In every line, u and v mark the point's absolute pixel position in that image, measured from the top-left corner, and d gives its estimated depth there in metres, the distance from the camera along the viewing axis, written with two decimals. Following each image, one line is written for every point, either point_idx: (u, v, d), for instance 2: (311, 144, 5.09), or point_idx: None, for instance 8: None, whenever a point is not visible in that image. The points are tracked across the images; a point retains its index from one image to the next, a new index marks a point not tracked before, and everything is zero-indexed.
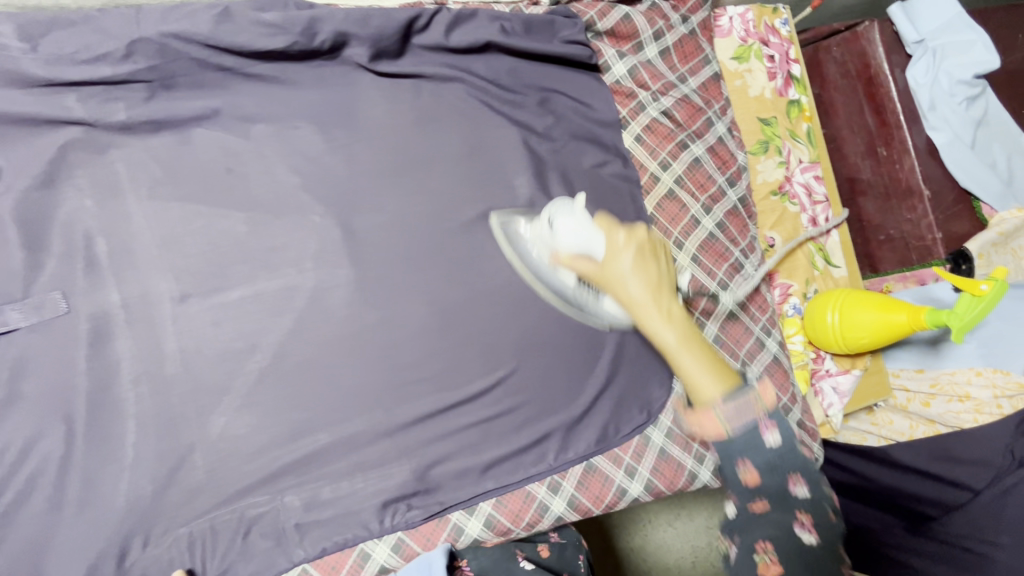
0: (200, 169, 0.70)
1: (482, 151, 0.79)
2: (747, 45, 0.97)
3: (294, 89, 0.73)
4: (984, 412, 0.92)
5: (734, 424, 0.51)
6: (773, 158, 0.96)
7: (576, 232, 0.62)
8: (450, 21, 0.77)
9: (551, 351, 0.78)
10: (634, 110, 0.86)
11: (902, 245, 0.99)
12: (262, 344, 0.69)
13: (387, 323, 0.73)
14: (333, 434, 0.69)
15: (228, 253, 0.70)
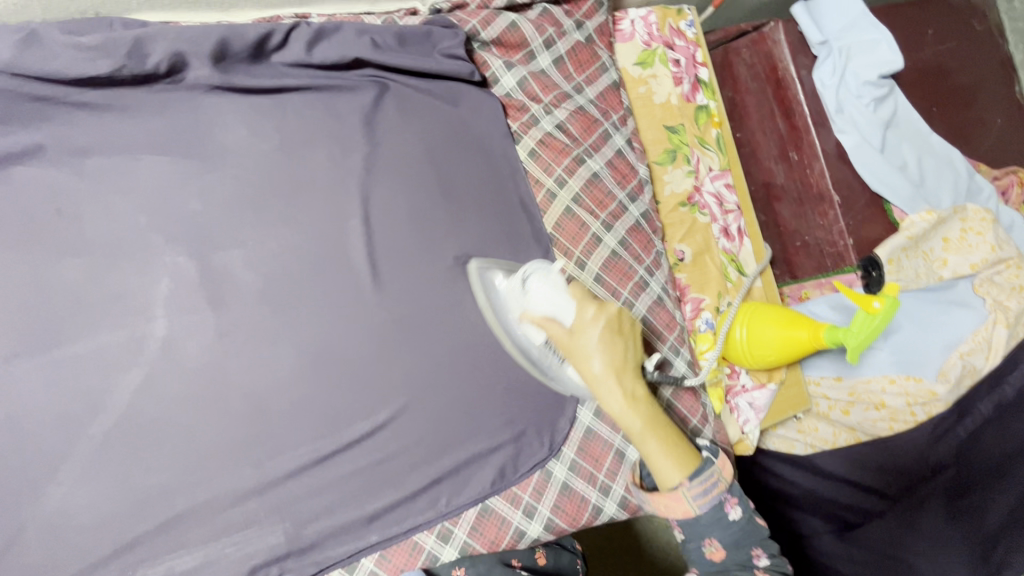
0: (23, 213, 0.62)
1: (356, 176, 0.73)
2: (651, 49, 0.93)
3: (132, 118, 0.66)
4: (898, 420, 0.91)
5: (699, 505, 0.60)
6: (680, 167, 0.92)
7: (553, 299, 0.61)
8: (311, 36, 0.71)
9: (440, 389, 0.72)
10: (526, 123, 0.82)
11: (817, 251, 0.96)
12: (105, 404, 0.63)
13: (253, 370, 0.67)
14: (192, 498, 0.63)
15: (61, 305, 0.63)
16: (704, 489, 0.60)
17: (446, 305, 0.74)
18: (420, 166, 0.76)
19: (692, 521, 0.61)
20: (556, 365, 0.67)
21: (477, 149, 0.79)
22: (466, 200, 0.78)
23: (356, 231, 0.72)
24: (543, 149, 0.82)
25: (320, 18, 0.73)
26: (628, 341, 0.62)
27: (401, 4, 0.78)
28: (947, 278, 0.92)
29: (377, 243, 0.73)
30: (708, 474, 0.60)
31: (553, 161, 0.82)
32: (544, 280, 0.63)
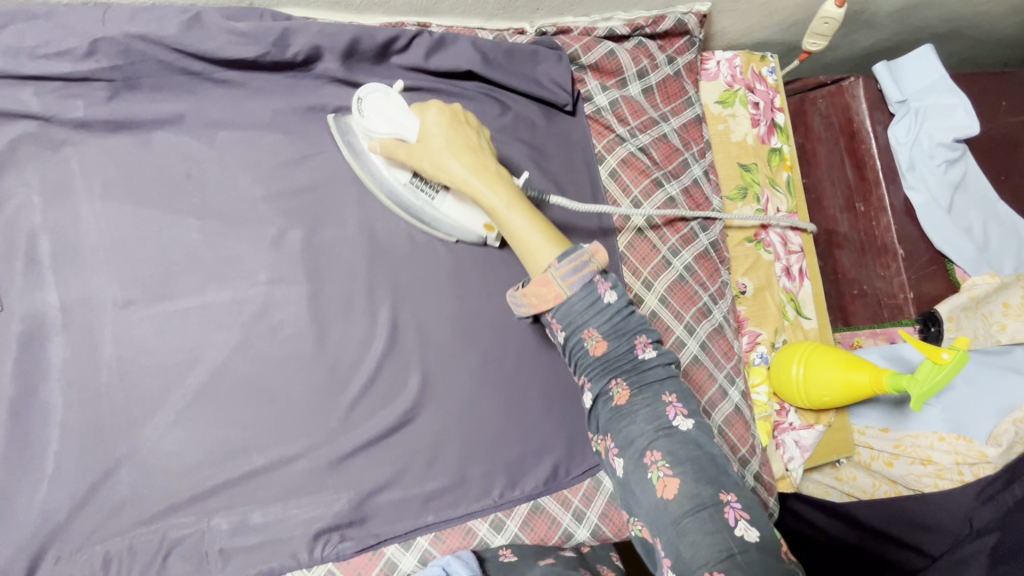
0: (159, 173, 0.68)
1: None
2: (733, 90, 0.97)
3: (264, 100, 0.72)
4: (945, 477, 0.91)
5: (569, 284, 0.59)
6: (750, 205, 0.95)
7: (386, 120, 0.67)
8: (431, 44, 0.76)
9: (507, 386, 0.76)
10: (611, 144, 0.86)
11: (874, 302, 0.99)
12: (204, 357, 0.67)
13: (338, 340, 0.72)
14: (270, 456, 0.67)
15: (179, 261, 0.68)
16: (575, 267, 0.59)
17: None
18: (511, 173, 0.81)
19: (565, 306, 0.59)
20: (431, 200, 0.72)
21: (564, 163, 0.84)
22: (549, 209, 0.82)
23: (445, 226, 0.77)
24: (623, 169, 0.86)
25: (439, 29, 0.79)
26: (471, 130, 0.68)
27: (512, 23, 0.84)
28: (1005, 342, 0.93)
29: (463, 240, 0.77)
30: (577, 254, 0.59)
31: (633, 181, 0.86)
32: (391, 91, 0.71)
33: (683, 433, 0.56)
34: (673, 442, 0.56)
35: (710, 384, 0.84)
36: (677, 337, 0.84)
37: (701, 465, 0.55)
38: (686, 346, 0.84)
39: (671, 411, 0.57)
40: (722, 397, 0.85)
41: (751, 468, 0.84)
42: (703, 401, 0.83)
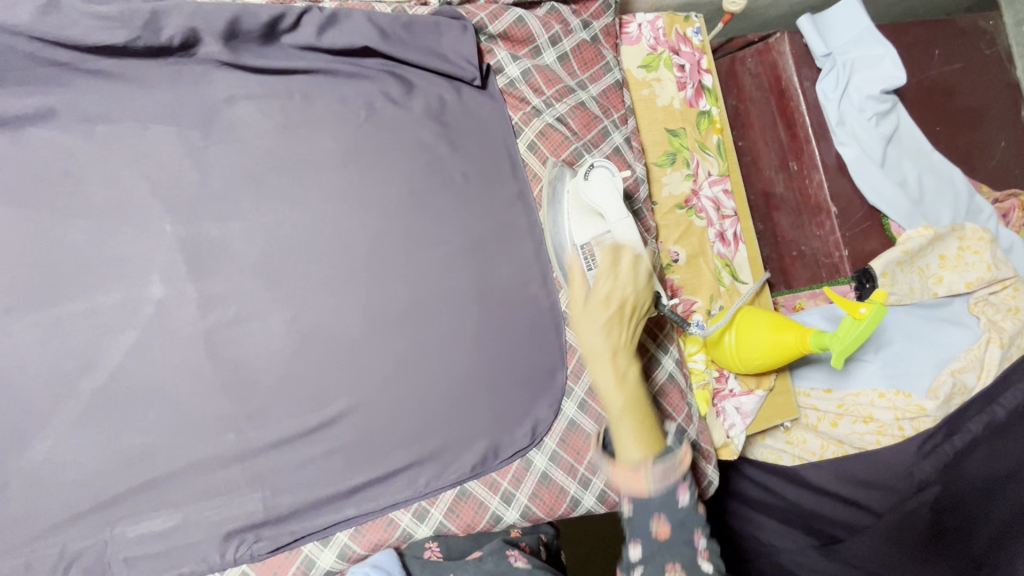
0: (34, 172, 0.65)
1: (357, 159, 0.75)
2: (656, 53, 0.94)
3: (143, 88, 0.68)
4: (886, 434, 0.91)
5: (655, 485, 0.61)
6: (679, 170, 0.93)
7: (606, 193, 0.71)
8: (323, 21, 0.72)
9: (428, 372, 0.73)
10: (527, 116, 0.83)
11: (812, 262, 0.97)
12: (98, 362, 0.64)
13: (242, 336, 0.68)
14: (175, 460, 0.64)
15: (63, 263, 0.65)
16: (666, 472, 0.61)
17: (437, 291, 0.75)
18: (422, 152, 0.78)
19: (646, 502, 0.61)
20: (586, 271, 0.76)
21: (479, 138, 0.81)
22: (465, 187, 0.79)
23: (352, 212, 0.74)
24: (542, 141, 0.83)
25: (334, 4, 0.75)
26: (632, 309, 0.65)
27: None
28: (943, 295, 0.93)
29: (373, 226, 0.74)
30: (673, 461, 0.61)
31: (552, 153, 0.83)
32: (607, 181, 0.71)
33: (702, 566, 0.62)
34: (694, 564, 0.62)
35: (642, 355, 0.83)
36: None
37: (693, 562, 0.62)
38: None
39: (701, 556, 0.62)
40: (656, 367, 0.84)
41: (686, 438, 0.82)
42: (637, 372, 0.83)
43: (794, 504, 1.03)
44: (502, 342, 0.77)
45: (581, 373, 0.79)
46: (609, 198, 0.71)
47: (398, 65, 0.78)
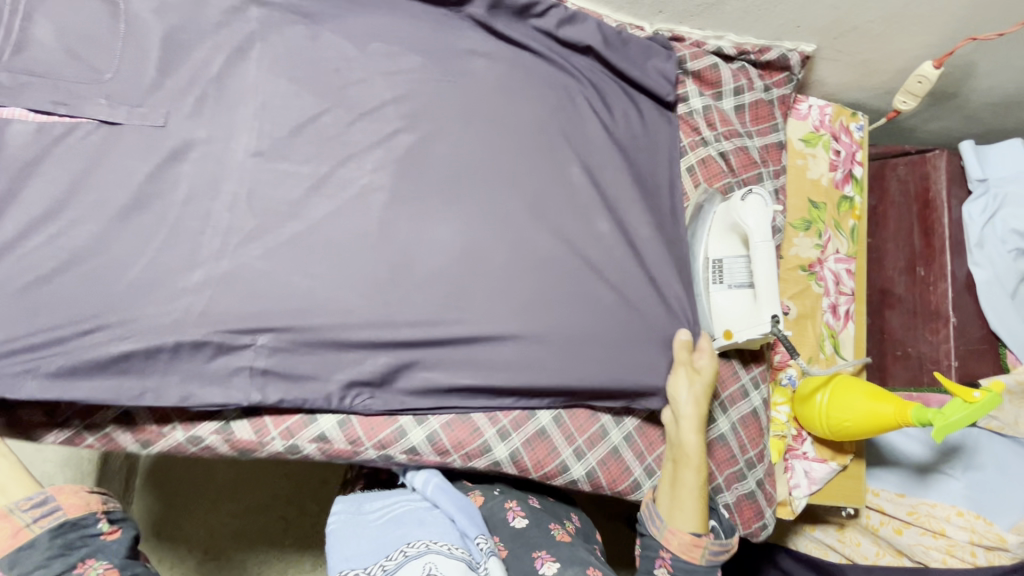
0: (316, 59, 0.77)
1: (555, 128, 0.83)
2: (818, 133, 1.03)
3: (421, 20, 0.83)
4: (955, 555, 0.88)
5: (710, 559, 0.75)
6: (811, 237, 0.99)
7: (757, 217, 0.78)
8: (564, 17, 0.88)
9: (555, 326, 0.77)
10: (694, 143, 0.94)
11: (916, 365, 0.99)
12: (302, 215, 0.73)
13: (415, 243, 0.75)
14: (329, 319, 0.71)
15: (307, 133, 0.75)
16: (719, 551, 0.76)
17: (587, 255, 0.80)
18: (607, 146, 0.86)
19: (691, 568, 0.75)
20: (710, 283, 0.84)
21: (654, 147, 0.90)
22: (635, 186, 0.86)
23: (537, 160, 0.81)
24: (700, 167, 0.93)
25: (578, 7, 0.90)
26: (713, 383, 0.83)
27: (635, 20, 0.95)
28: None
29: (550, 181, 0.81)
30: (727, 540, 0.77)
31: (706, 180, 0.92)
32: (759, 209, 0.78)
33: None
34: None
35: (732, 381, 0.87)
36: None
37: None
38: None
39: None
40: (742, 397, 0.87)
41: (755, 474, 0.84)
42: (723, 395, 0.86)
43: None
44: (628, 332, 0.79)
45: None
46: (761, 219, 0.78)
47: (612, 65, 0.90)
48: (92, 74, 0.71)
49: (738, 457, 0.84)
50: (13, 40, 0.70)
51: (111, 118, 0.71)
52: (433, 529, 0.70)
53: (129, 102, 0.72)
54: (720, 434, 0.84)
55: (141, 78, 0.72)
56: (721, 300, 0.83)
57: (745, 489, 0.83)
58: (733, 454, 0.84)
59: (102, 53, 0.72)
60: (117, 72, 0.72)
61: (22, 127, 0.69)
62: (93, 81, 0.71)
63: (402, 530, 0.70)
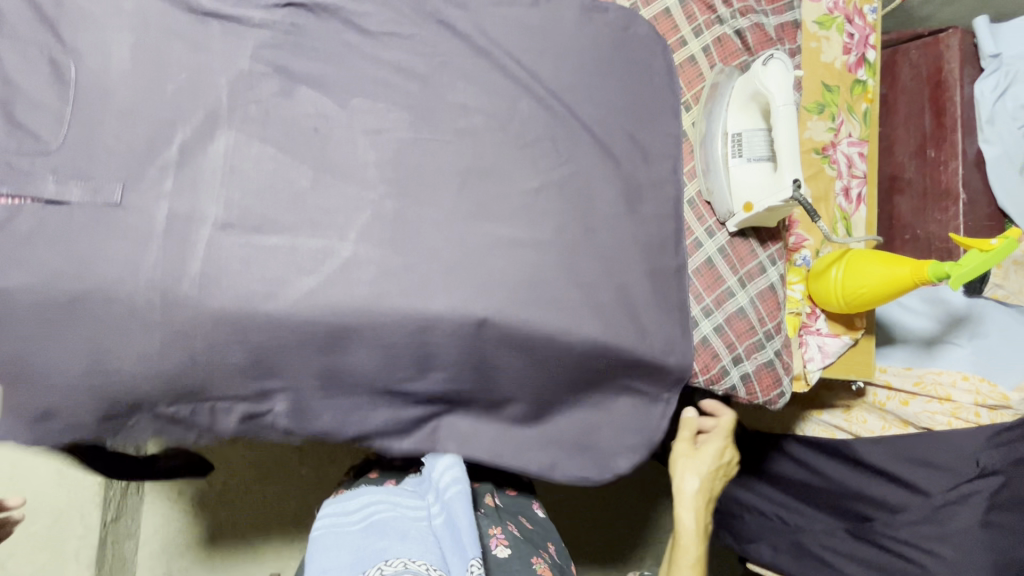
0: (292, 122, 0.72)
1: (544, 103, 0.83)
2: (832, 16, 1.01)
3: (414, 41, 0.78)
4: (959, 416, 0.94)
5: None
6: (824, 121, 0.99)
7: (779, 81, 0.79)
8: None
9: (553, 301, 0.77)
10: (709, 21, 0.91)
11: (925, 245, 1.01)
12: (280, 295, 0.68)
13: (409, 272, 0.73)
14: (323, 308, 0.70)
15: (282, 200, 0.71)
16: None
17: (595, 280, 0.80)
18: (599, 114, 0.85)
19: None
20: (730, 157, 0.85)
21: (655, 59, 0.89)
22: (625, 141, 0.86)
23: (539, 194, 0.80)
24: (717, 47, 0.91)
25: None
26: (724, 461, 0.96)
27: None
28: None
29: (555, 214, 0.80)
30: None
31: (722, 60, 0.91)
32: (780, 75, 0.79)
33: None
34: None
35: (750, 259, 0.89)
36: None
37: None
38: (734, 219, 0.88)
39: None
40: (760, 273, 0.89)
41: (773, 345, 0.87)
42: (741, 272, 0.88)
43: (837, 482, 1.02)
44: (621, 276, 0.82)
45: (695, 253, 0.88)
46: (784, 81, 0.79)
47: (623, 83, 0.87)
48: (36, 146, 0.64)
49: (758, 327, 0.87)
50: None
51: (61, 198, 0.64)
52: (411, 545, 0.77)
53: (82, 175, 0.65)
54: (739, 307, 0.87)
55: (90, 152, 0.65)
56: (740, 174, 0.83)
57: (765, 358, 0.86)
58: (752, 325, 0.86)
59: (46, 120, 0.65)
60: (64, 144, 0.65)
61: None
62: (38, 154, 0.64)
63: (382, 543, 0.77)
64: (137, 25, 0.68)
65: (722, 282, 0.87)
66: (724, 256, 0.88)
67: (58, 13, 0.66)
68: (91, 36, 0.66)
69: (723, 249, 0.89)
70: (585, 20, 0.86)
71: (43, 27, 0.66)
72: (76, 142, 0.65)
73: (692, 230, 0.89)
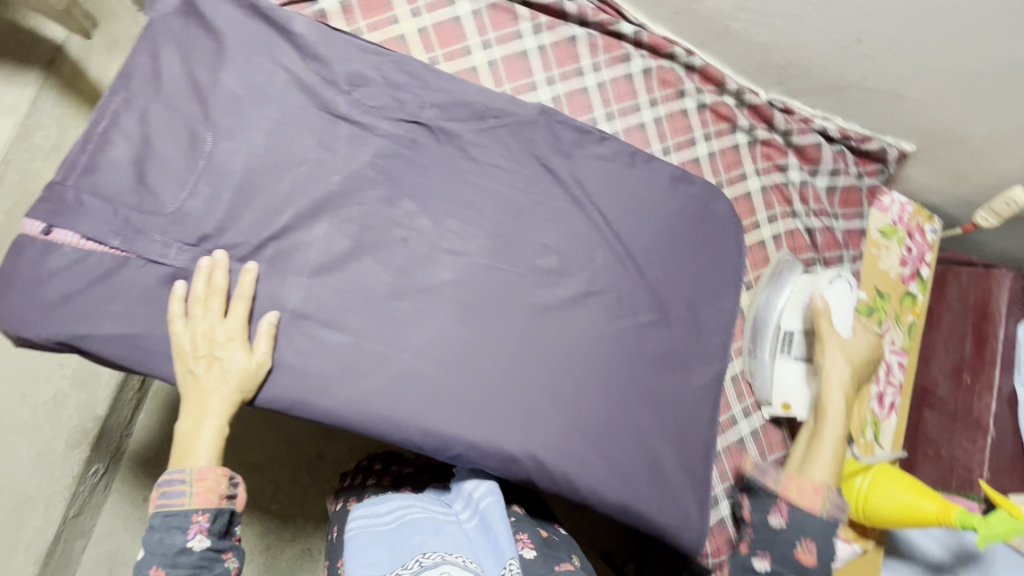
0: (386, 229, 0.77)
1: (617, 257, 0.87)
2: (895, 227, 1.06)
3: (516, 176, 0.84)
4: None
5: (828, 511, 0.73)
6: (872, 325, 1.02)
7: (838, 293, 0.86)
8: (669, 96, 0.93)
9: (584, 453, 0.79)
10: (785, 212, 0.97)
11: (946, 468, 1.02)
12: (333, 393, 0.71)
13: (457, 395, 0.75)
14: (371, 414, 0.71)
15: (358, 301, 0.74)
16: (836, 507, 0.74)
17: (628, 438, 0.82)
18: (665, 278, 0.89)
19: (806, 519, 0.73)
20: (779, 349, 0.89)
21: (728, 237, 0.94)
22: (686, 307, 0.90)
23: (595, 343, 0.83)
24: (786, 237, 0.96)
25: (678, 125, 0.94)
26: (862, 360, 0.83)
27: (753, 85, 0.96)
28: None
29: (606, 366, 0.83)
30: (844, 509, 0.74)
31: (789, 251, 0.96)
32: (844, 293, 0.86)
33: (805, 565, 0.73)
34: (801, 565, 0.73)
35: (779, 447, 0.91)
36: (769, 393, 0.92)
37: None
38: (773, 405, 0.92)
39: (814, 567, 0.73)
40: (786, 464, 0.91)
41: None
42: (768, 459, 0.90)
43: None
44: (655, 441, 0.83)
45: (729, 430, 0.91)
46: (845, 294, 0.87)
47: (694, 253, 0.91)
48: (154, 206, 0.68)
49: None
50: (85, 161, 0.67)
51: (162, 258, 0.67)
52: (448, 541, 0.72)
53: (187, 241, 0.68)
54: None
55: (200, 220, 0.69)
56: (786, 369, 0.88)
57: None
58: None
59: (169, 184, 0.69)
60: (179, 209, 0.68)
61: (65, 254, 0.65)
62: (153, 215, 0.67)
63: (419, 537, 0.73)
64: (277, 115, 0.74)
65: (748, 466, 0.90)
66: (754, 440, 0.91)
67: (210, 89, 0.71)
68: (234, 117, 0.72)
69: (755, 432, 0.92)
70: (673, 188, 0.92)
71: (194, 101, 0.71)
72: (192, 210, 0.69)
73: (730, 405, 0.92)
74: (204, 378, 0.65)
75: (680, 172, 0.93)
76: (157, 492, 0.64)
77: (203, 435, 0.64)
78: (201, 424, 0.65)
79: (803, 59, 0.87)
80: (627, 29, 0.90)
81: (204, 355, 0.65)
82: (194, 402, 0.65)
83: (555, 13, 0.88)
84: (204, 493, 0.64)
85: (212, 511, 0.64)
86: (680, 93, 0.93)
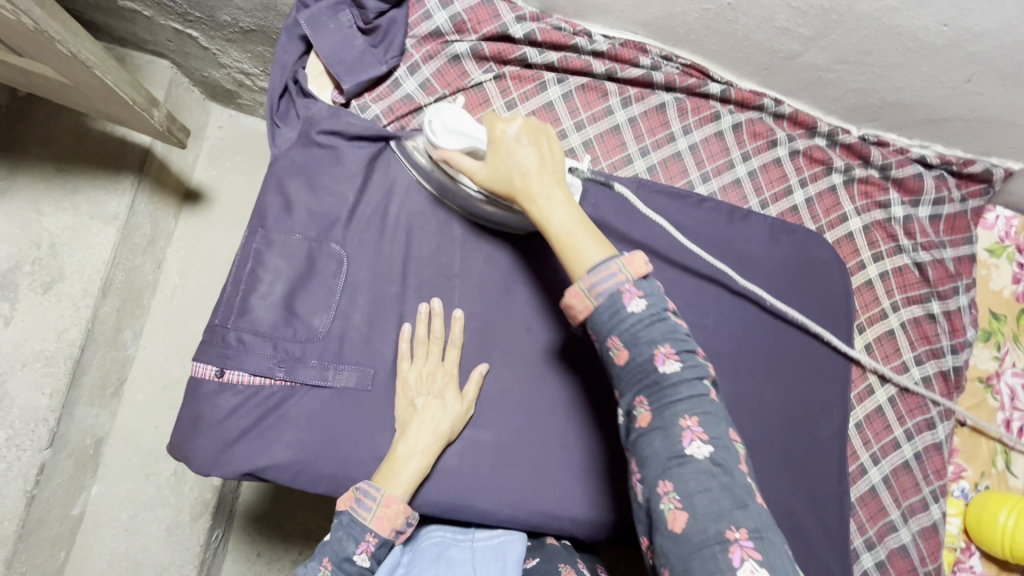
0: (509, 323, 0.78)
1: (728, 316, 0.87)
2: (1003, 245, 1.03)
3: (623, 253, 0.85)
4: None
5: (596, 293, 0.52)
6: (989, 349, 1.00)
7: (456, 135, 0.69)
8: (762, 148, 0.93)
9: None
10: (890, 249, 0.95)
11: None
12: (484, 493, 0.73)
13: (599, 481, 0.75)
14: (521, 510, 0.73)
15: (494, 400, 0.76)
16: (602, 276, 0.52)
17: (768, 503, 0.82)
18: (780, 332, 0.89)
19: (591, 317, 0.53)
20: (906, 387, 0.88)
21: (835, 280, 0.93)
22: (801, 355, 0.89)
23: None
24: (895, 275, 0.95)
25: (772, 175, 0.93)
26: (542, 140, 0.61)
27: (843, 123, 0.94)
28: None
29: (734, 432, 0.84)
30: (611, 260, 0.52)
31: (898, 288, 0.95)
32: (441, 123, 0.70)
33: (660, 381, 0.50)
34: (669, 435, 0.49)
35: (913, 492, 0.90)
36: (895, 437, 0.91)
37: (672, 434, 0.49)
38: (900, 448, 0.91)
39: (683, 425, 0.49)
40: (923, 508, 0.90)
41: None
42: (904, 505, 0.89)
43: None
44: (791, 499, 0.84)
45: (859, 480, 0.90)
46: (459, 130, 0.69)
47: (805, 302, 0.91)
48: (308, 335, 0.72)
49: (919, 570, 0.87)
50: (239, 300, 0.71)
51: (320, 384, 0.72)
52: (446, 568, 0.62)
53: (340, 365, 0.73)
54: (901, 545, 0.88)
55: (348, 343, 0.73)
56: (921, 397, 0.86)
57: None
58: (914, 566, 0.87)
59: (317, 312, 0.73)
60: (327, 334, 0.73)
61: (239, 390, 0.70)
62: (307, 344, 0.72)
63: (423, 563, 0.63)
64: (400, 232, 0.78)
65: (885, 515, 0.89)
66: (888, 486, 0.90)
67: (337, 215, 0.76)
68: (363, 239, 0.76)
69: (885, 478, 0.91)
70: (774, 240, 0.91)
71: (325, 228, 0.75)
72: (340, 333, 0.73)
73: (857, 453, 0.91)
74: (423, 411, 0.69)
75: (779, 223, 0.92)
76: (351, 496, 0.64)
77: (413, 465, 0.67)
78: (415, 452, 0.68)
79: (901, 98, 0.85)
80: (715, 88, 0.90)
81: (425, 393, 0.71)
82: (414, 432, 0.68)
83: (642, 84, 0.89)
84: (384, 521, 0.63)
85: (382, 538, 0.62)
86: (772, 143, 0.93)
